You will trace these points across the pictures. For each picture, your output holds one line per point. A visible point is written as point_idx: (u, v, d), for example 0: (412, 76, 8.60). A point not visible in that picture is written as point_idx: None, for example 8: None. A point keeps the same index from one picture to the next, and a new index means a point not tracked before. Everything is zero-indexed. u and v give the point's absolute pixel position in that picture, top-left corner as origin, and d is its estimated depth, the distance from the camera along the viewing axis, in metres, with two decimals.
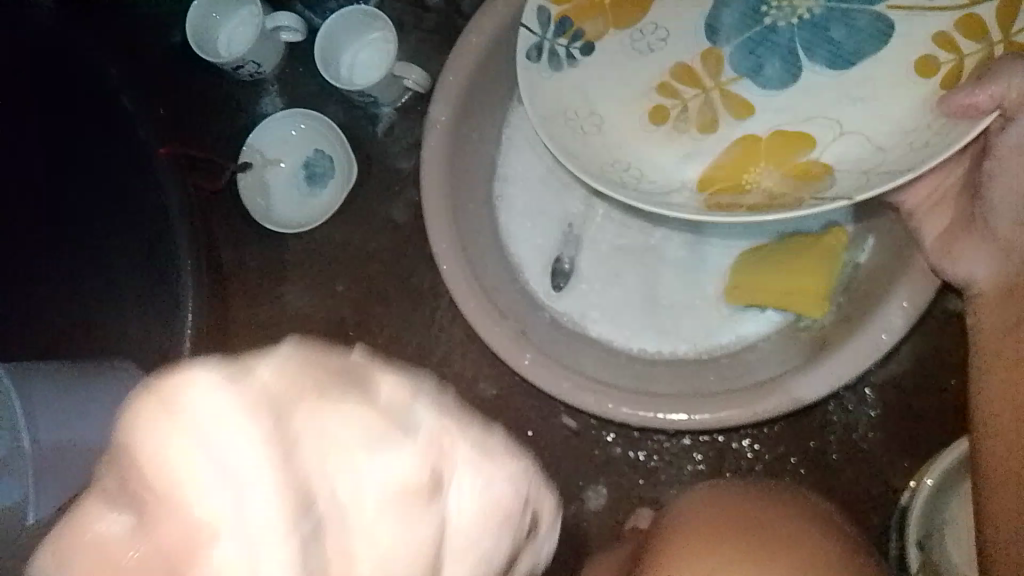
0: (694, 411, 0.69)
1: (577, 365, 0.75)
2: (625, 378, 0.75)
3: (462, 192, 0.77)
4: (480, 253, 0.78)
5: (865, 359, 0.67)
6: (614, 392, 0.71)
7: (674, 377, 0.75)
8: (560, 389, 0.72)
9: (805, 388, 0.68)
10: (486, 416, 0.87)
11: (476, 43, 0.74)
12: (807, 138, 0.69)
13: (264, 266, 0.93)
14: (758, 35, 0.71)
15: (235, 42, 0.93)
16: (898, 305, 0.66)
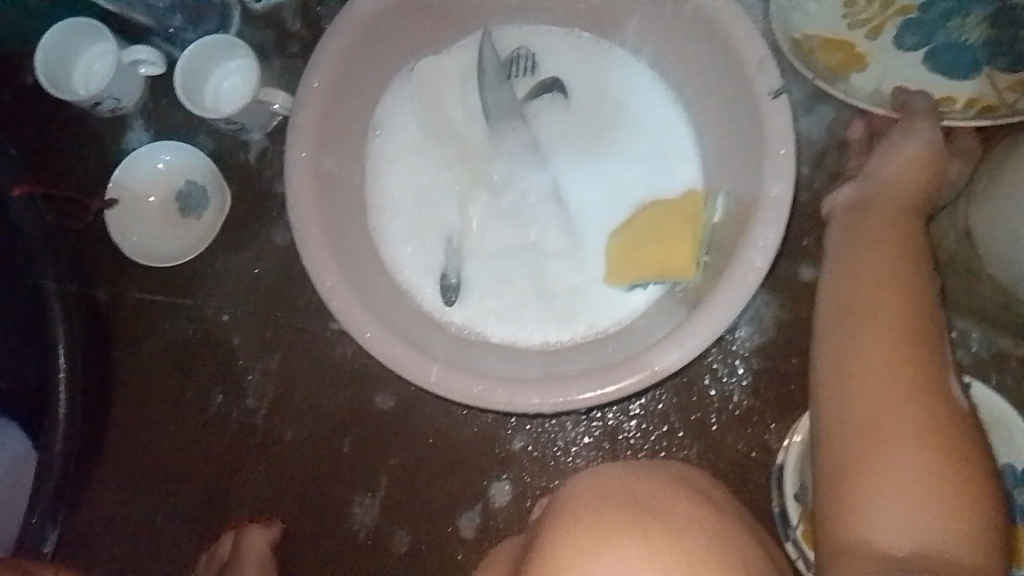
0: (600, 385, 0.71)
1: (486, 369, 0.76)
2: (534, 369, 0.77)
3: (334, 204, 0.79)
4: (359, 269, 0.79)
5: (738, 296, 0.70)
6: (520, 385, 0.73)
7: (577, 357, 0.79)
8: (472, 394, 0.73)
9: (666, 356, 0.71)
10: (388, 428, 0.88)
11: (336, 49, 0.78)
12: (839, 44, 0.82)
13: (146, 302, 0.92)
14: (939, 43, 0.80)
15: (91, 78, 0.92)
16: (755, 243, 0.70)
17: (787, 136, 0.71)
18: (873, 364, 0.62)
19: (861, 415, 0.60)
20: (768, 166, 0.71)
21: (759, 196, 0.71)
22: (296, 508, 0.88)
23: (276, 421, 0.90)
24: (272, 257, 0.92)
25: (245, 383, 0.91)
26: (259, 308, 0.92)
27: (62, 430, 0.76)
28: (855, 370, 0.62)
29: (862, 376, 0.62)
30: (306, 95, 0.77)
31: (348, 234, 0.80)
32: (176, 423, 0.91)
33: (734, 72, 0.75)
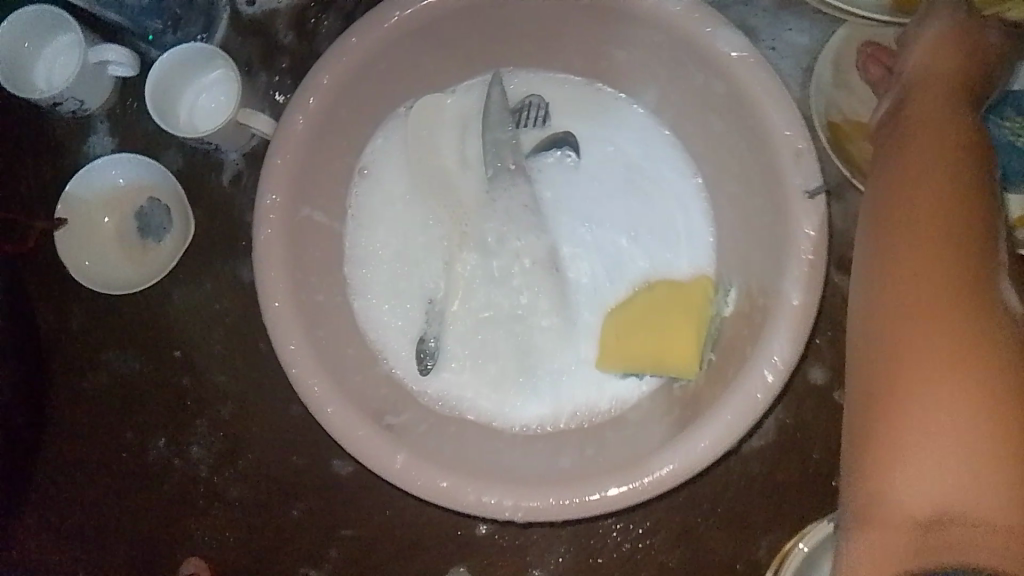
0: (579, 495, 0.64)
1: (453, 456, 0.69)
2: (507, 461, 0.70)
3: (305, 255, 0.71)
4: (326, 328, 0.71)
5: (743, 414, 0.62)
6: (491, 484, 0.65)
7: (559, 451, 0.71)
8: (436, 489, 0.65)
9: (654, 472, 0.63)
10: (344, 497, 0.81)
11: (326, 82, 0.69)
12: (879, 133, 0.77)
13: (89, 327, 0.84)
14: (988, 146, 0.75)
15: (55, 73, 0.83)
16: (769, 356, 0.63)
17: (817, 239, 0.63)
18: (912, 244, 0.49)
19: (897, 400, 0.47)
20: (791, 272, 0.64)
21: (777, 306, 0.64)
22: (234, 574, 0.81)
23: (221, 475, 0.82)
24: (236, 292, 0.84)
25: (193, 427, 0.83)
26: (215, 346, 0.83)
27: None
28: (895, 349, 0.48)
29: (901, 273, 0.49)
30: (286, 132, 0.69)
31: (316, 288, 0.72)
32: (111, 463, 0.83)
33: (763, 159, 0.67)
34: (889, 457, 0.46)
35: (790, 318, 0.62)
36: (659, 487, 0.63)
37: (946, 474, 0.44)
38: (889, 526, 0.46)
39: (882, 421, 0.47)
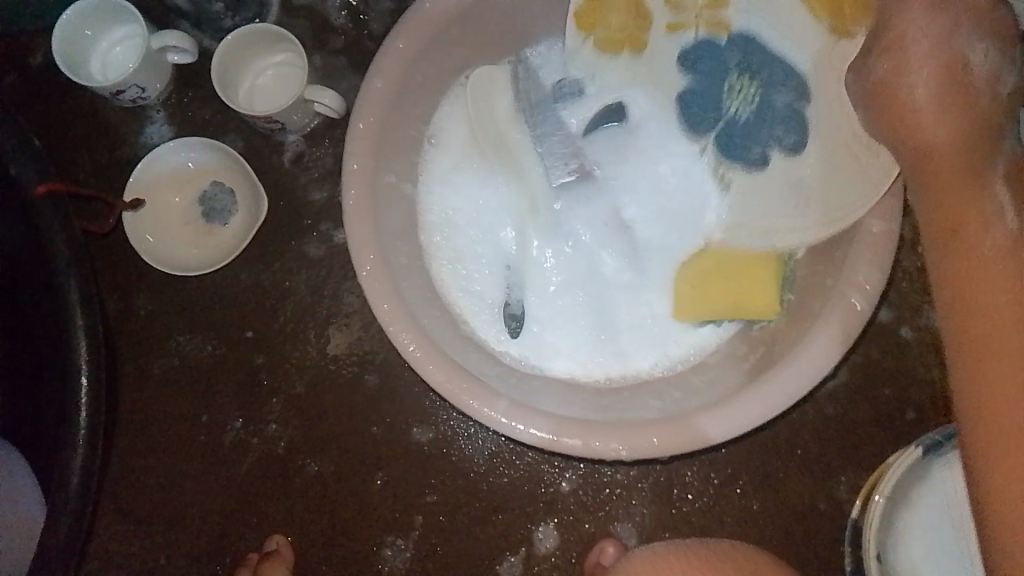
0: (684, 431, 0.65)
1: (549, 406, 0.69)
2: (600, 409, 0.70)
3: (385, 218, 0.72)
4: (412, 290, 0.72)
5: (839, 340, 0.64)
6: (594, 427, 0.66)
7: (646, 398, 0.73)
8: (542, 438, 0.66)
9: (756, 404, 0.64)
10: (426, 464, 0.81)
11: (403, 48, 0.71)
12: None
13: (159, 312, 0.84)
14: None
15: (111, 65, 0.84)
16: (857, 282, 0.64)
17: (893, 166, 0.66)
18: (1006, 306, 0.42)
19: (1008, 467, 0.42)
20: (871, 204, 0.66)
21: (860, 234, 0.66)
22: (320, 547, 0.81)
23: (299, 450, 0.82)
24: (304, 270, 0.84)
25: (267, 407, 0.83)
26: (284, 326, 0.84)
27: (81, 464, 0.66)
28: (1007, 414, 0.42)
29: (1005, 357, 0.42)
30: (365, 99, 0.70)
31: (400, 251, 0.73)
32: (189, 448, 0.83)
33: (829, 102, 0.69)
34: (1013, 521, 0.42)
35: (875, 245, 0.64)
36: (762, 417, 0.64)
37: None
38: None
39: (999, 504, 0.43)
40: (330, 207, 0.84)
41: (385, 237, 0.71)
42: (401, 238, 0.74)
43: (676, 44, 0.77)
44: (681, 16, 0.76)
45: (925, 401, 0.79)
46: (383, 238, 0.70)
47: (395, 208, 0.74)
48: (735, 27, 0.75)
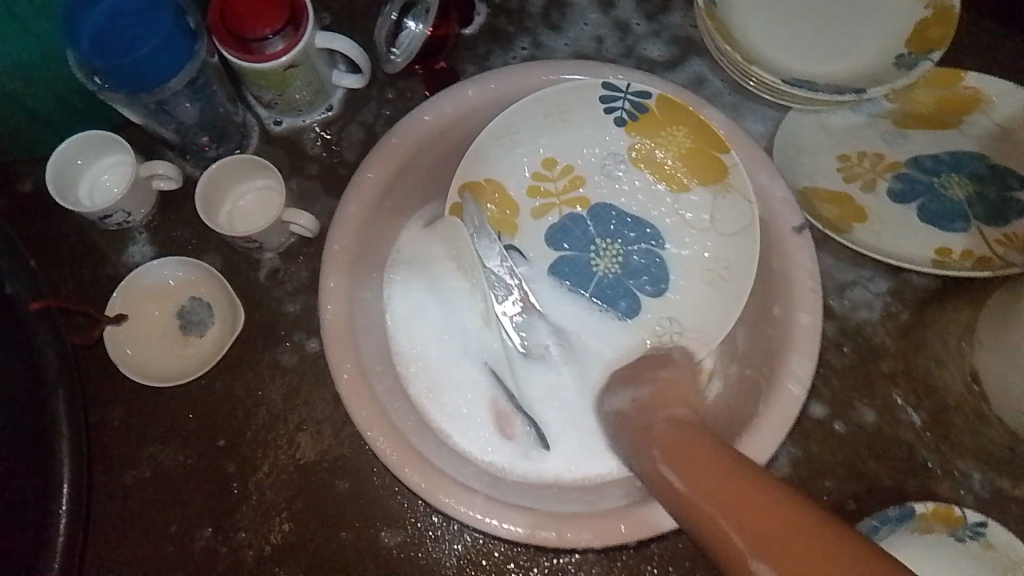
0: (646, 519, 0.69)
1: (522, 501, 0.74)
2: (569, 503, 0.75)
3: (362, 331, 0.77)
4: (388, 396, 0.76)
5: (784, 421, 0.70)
6: (564, 518, 0.70)
7: (616, 491, 0.75)
8: (517, 532, 0.70)
9: None
10: (395, 566, 0.84)
11: (372, 175, 0.78)
12: (844, 195, 0.86)
13: (135, 425, 0.87)
14: (934, 197, 0.85)
15: (97, 193, 0.89)
16: (791, 371, 0.72)
17: (810, 268, 0.75)
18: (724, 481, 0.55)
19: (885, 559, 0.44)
20: (798, 299, 0.74)
21: (791, 327, 0.73)
22: None
23: (272, 556, 0.84)
24: (278, 379, 0.88)
25: (238, 516, 0.85)
26: (256, 435, 0.87)
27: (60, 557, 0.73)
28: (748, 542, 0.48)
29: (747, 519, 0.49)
30: (342, 223, 0.77)
31: (375, 355, 0.78)
32: (161, 559, 0.84)
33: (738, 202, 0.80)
34: None
35: (805, 338, 0.72)
36: None
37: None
38: None
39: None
40: (303, 318, 0.90)
41: (360, 345, 0.76)
42: (374, 345, 0.79)
43: (542, 231, 0.86)
44: (546, 200, 0.86)
45: (859, 492, 0.84)
46: (358, 345, 0.75)
47: (369, 316, 0.80)
48: (597, 202, 0.86)
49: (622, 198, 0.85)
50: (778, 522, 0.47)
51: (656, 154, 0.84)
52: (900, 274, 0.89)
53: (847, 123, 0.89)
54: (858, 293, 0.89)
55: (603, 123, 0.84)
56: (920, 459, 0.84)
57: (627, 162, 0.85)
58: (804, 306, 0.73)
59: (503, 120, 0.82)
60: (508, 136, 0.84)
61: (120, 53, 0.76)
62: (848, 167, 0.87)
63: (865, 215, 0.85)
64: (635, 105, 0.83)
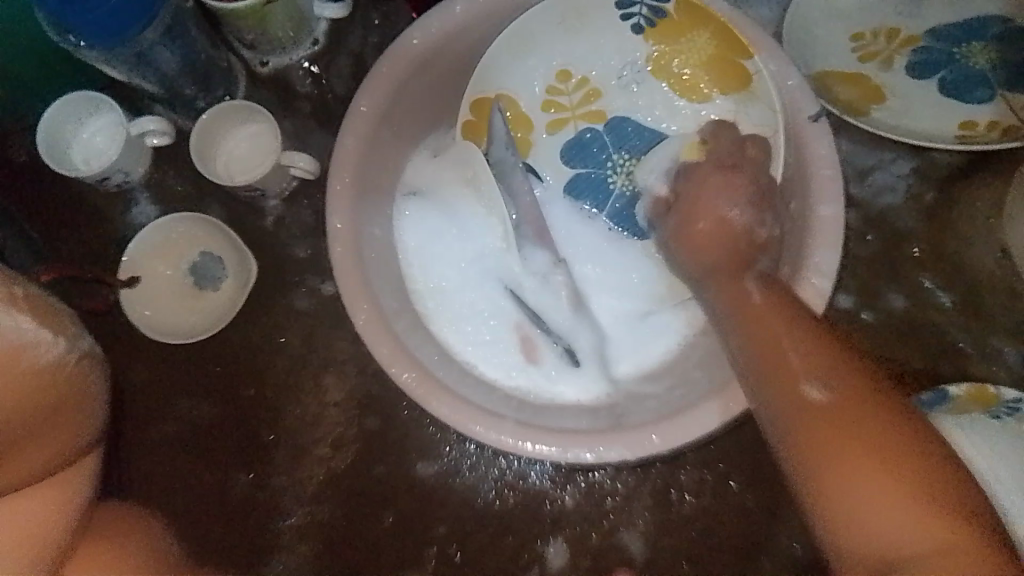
0: (676, 428, 0.69)
1: (552, 422, 0.74)
2: (600, 419, 0.75)
3: (373, 270, 0.76)
4: (406, 332, 0.76)
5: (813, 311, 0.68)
6: (595, 435, 0.70)
7: (644, 403, 0.75)
8: (549, 451, 0.70)
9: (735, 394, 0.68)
10: (433, 494, 0.85)
11: (366, 109, 0.75)
12: (860, 74, 0.82)
13: (162, 384, 0.88)
14: (954, 69, 0.80)
15: (92, 156, 0.86)
16: (813, 263, 0.69)
17: (831, 157, 0.70)
18: (771, 344, 0.63)
19: (793, 397, 0.59)
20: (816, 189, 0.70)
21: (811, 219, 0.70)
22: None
23: (311, 495, 0.86)
24: (296, 325, 0.88)
25: (273, 461, 0.86)
26: (281, 381, 0.87)
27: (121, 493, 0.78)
28: (780, 364, 0.61)
29: (787, 362, 0.61)
30: (338, 160, 0.75)
31: (388, 288, 0.77)
32: (206, 509, 0.86)
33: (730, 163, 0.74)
34: (832, 436, 0.55)
35: (828, 227, 0.68)
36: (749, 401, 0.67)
37: (824, 428, 0.56)
38: (818, 414, 0.57)
39: (837, 443, 0.55)
40: (313, 262, 0.89)
41: (370, 283, 0.74)
42: (391, 282, 0.78)
43: (557, 148, 0.83)
44: (560, 115, 0.83)
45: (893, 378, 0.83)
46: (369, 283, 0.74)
47: (380, 253, 0.79)
48: (612, 115, 0.83)
49: (636, 106, 0.82)
50: (761, 330, 0.64)
51: (673, 62, 0.81)
52: (924, 153, 0.85)
53: (856, 1, 0.83)
54: (879, 179, 0.85)
55: (621, 29, 0.80)
56: (953, 341, 0.83)
57: (643, 73, 0.82)
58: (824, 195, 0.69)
59: (516, 30, 0.79)
60: (520, 45, 0.80)
61: (91, 9, 0.72)
62: (863, 43, 0.83)
63: (881, 95, 0.81)
64: (653, 11, 0.78)
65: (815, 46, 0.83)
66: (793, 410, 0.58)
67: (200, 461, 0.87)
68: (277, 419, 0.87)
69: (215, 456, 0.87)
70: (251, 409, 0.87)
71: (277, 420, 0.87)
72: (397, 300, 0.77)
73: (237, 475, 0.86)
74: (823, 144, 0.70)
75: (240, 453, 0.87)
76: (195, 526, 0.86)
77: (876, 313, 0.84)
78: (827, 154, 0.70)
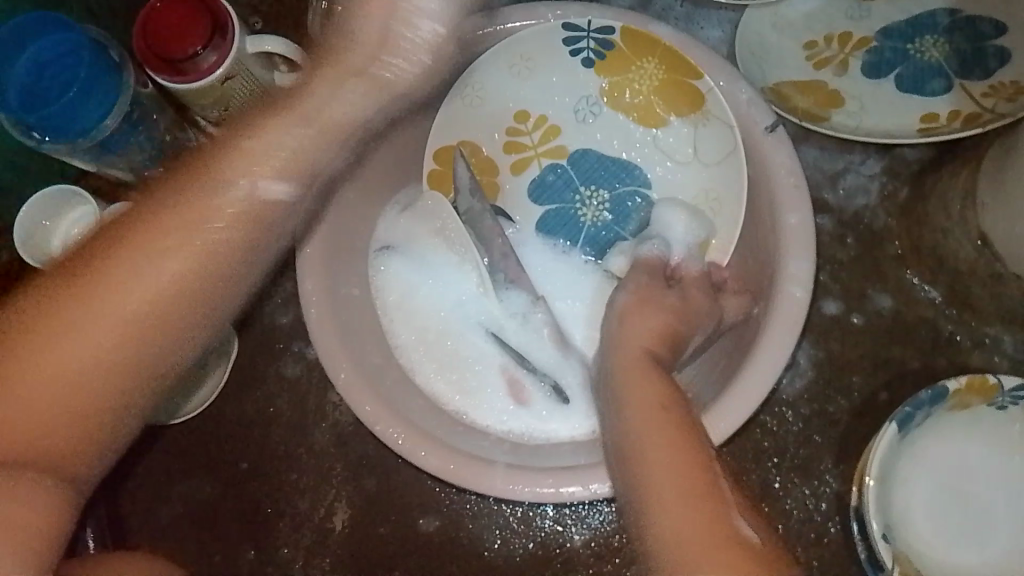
0: None
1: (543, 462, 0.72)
2: (590, 453, 0.73)
3: (351, 329, 0.76)
4: (393, 389, 0.76)
5: (794, 321, 0.68)
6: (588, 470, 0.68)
7: None
8: (545, 491, 0.69)
9: (725, 417, 0.67)
10: (439, 548, 0.84)
11: (331, 171, 0.76)
12: (816, 80, 0.82)
13: (158, 466, 0.87)
14: (908, 65, 0.80)
15: (69, 249, 0.87)
16: (789, 272, 0.69)
17: (792, 166, 0.71)
18: (681, 465, 0.59)
19: (714, 523, 0.55)
20: (782, 200, 0.70)
21: (781, 228, 0.70)
22: None
23: (317, 563, 0.84)
24: (285, 393, 0.88)
25: (275, 533, 0.85)
26: (275, 451, 0.87)
27: None
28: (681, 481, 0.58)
29: (694, 489, 0.57)
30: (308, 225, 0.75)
31: (367, 344, 0.77)
32: None
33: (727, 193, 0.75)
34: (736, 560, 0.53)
35: (797, 237, 0.69)
36: (740, 419, 0.67)
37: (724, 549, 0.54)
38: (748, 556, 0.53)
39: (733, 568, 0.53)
40: (296, 328, 0.89)
41: (347, 343, 0.74)
42: (371, 339, 0.78)
43: (525, 187, 0.83)
44: (523, 155, 0.83)
45: (890, 378, 0.82)
46: (345, 342, 0.74)
47: (359, 309, 0.79)
48: (574, 149, 0.83)
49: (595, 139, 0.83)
50: (674, 455, 0.59)
51: (628, 90, 0.81)
52: (890, 151, 0.85)
53: (802, 10, 0.82)
54: (851, 181, 0.85)
55: (571, 65, 0.81)
56: (946, 333, 0.82)
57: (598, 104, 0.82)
58: (793, 203, 0.70)
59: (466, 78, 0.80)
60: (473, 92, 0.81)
61: (54, 100, 0.75)
62: (815, 50, 0.82)
63: (839, 99, 0.81)
64: (600, 43, 0.79)
65: (770, 57, 0.83)
66: (717, 546, 0.54)
67: (202, 540, 0.86)
68: (274, 490, 0.86)
69: (217, 533, 0.86)
70: (247, 483, 0.86)
71: (274, 490, 0.86)
72: (379, 357, 0.77)
73: (241, 551, 0.85)
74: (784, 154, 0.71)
75: (241, 527, 0.86)
76: None
77: (864, 314, 0.83)
78: (789, 163, 0.71)
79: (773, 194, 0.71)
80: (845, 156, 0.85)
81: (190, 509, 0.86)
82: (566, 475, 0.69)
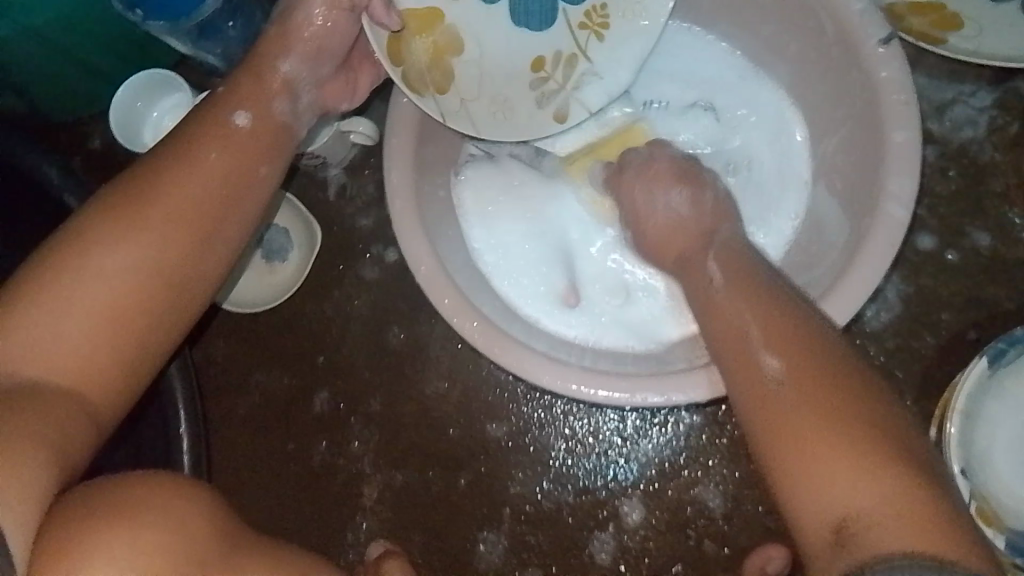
0: None
1: (599, 364, 0.71)
2: (652, 365, 0.72)
3: (432, 221, 0.74)
4: (470, 290, 0.73)
5: (895, 236, 0.62)
6: (666, 379, 0.67)
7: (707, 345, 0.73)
8: (618, 396, 0.67)
9: None
10: (505, 454, 0.85)
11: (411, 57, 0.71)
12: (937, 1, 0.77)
13: (237, 353, 0.89)
14: None
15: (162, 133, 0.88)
16: (888, 190, 0.63)
17: (899, 80, 0.64)
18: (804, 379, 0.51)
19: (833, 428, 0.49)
20: (885, 114, 0.64)
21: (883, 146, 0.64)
22: (426, 538, 0.85)
23: (385, 461, 0.86)
24: (364, 292, 0.89)
25: (347, 426, 0.87)
26: (349, 348, 0.88)
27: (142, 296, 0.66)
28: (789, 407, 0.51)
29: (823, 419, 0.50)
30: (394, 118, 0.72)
31: (443, 238, 0.75)
32: (284, 476, 0.87)
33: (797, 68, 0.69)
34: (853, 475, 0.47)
35: (900, 153, 0.63)
36: None
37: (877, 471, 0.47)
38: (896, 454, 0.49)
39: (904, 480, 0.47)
40: (377, 230, 0.89)
41: (421, 230, 0.71)
42: (451, 237, 0.77)
43: None
44: None
45: (981, 318, 0.80)
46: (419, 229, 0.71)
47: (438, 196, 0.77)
48: None
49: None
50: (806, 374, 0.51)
51: None
52: (1004, 82, 0.81)
53: None
54: (959, 112, 0.81)
55: None
56: None
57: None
58: (897, 113, 0.64)
59: None
60: None
61: None
62: None
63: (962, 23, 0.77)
64: None
65: None
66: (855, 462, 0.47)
67: (276, 428, 0.88)
68: (347, 387, 0.88)
69: (290, 422, 0.88)
70: (320, 376, 0.88)
71: (346, 386, 0.88)
72: (450, 252, 0.75)
73: (311, 441, 0.87)
74: (892, 63, 0.64)
75: (312, 417, 0.88)
76: (270, 492, 0.87)
77: (961, 253, 0.81)
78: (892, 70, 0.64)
79: (877, 106, 0.65)
80: (956, 87, 0.82)
81: (266, 397, 0.89)
82: (640, 382, 0.67)
